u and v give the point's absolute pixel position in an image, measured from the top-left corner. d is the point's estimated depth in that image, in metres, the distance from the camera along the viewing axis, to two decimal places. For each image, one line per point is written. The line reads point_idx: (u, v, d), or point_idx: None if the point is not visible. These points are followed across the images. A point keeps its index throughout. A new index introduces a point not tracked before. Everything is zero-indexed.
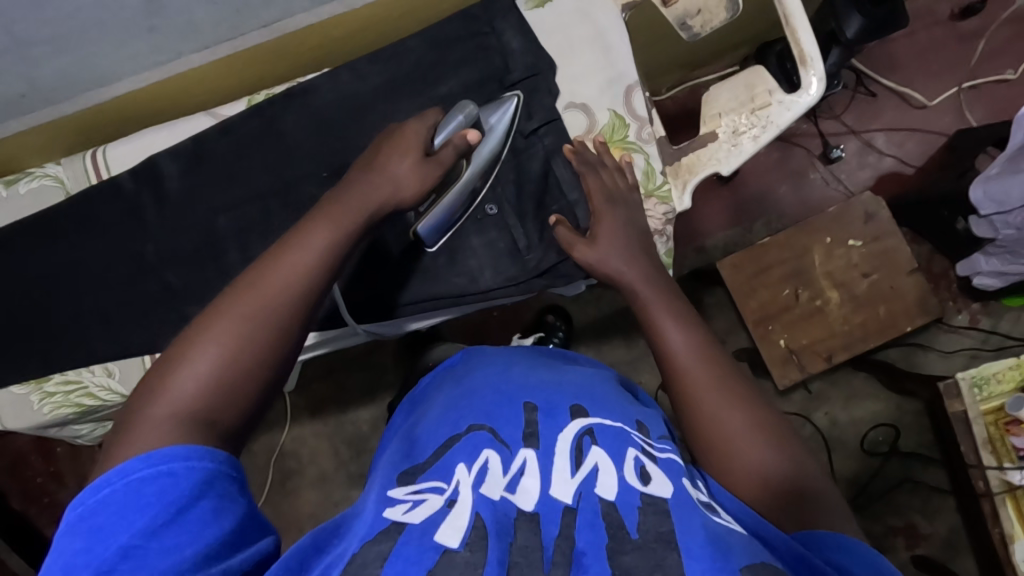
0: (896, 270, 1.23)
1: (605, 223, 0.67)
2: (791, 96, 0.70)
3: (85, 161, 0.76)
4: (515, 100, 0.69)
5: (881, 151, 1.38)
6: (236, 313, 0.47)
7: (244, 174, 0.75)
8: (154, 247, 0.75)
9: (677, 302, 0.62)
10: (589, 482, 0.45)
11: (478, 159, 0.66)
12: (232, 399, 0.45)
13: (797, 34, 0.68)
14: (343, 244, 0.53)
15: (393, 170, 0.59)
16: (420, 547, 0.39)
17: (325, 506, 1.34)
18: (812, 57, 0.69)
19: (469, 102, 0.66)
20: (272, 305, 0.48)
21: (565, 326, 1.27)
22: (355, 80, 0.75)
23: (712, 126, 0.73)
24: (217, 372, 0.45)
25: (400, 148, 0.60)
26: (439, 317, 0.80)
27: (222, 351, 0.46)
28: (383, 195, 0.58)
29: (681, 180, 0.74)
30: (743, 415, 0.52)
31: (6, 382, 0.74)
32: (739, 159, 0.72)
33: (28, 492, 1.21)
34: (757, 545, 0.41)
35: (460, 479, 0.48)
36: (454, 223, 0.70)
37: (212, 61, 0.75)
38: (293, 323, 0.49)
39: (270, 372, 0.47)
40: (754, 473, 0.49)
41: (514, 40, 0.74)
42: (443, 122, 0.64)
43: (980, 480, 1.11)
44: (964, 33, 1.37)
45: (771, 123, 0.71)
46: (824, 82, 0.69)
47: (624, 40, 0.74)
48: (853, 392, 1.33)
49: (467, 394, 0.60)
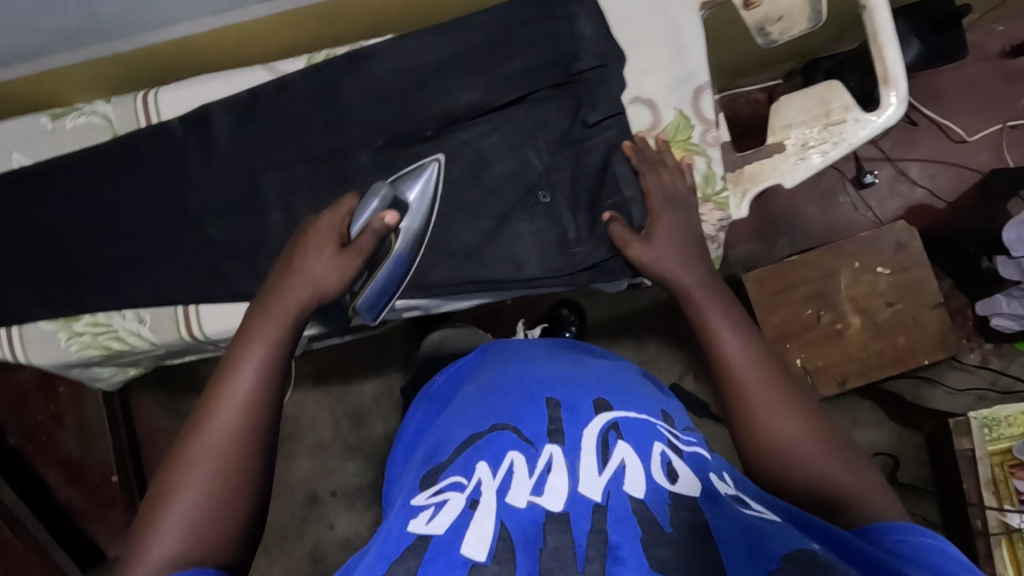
0: (921, 302, 1.22)
1: (664, 221, 0.68)
2: (869, 115, 0.69)
3: (137, 102, 0.74)
4: (436, 163, 0.71)
5: (913, 182, 1.37)
6: (196, 454, 0.49)
7: (294, 133, 0.74)
8: (197, 198, 0.74)
9: (731, 303, 0.62)
10: (617, 481, 0.46)
11: (406, 234, 0.68)
12: (219, 534, 0.47)
13: (883, 53, 0.67)
14: (276, 357, 0.56)
15: (309, 269, 0.62)
16: (448, 562, 0.42)
17: (319, 475, 1.34)
18: (895, 76, 0.67)
19: (383, 182, 0.68)
20: (226, 429, 0.51)
21: (579, 322, 1.27)
22: (417, 50, 0.74)
23: (781, 138, 0.72)
24: (194, 513, 0.47)
25: (317, 245, 0.64)
26: (471, 302, 0.78)
27: (193, 493, 0.48)
28: (304, 295, 0.61)
29: (740, 188, 0.73)
30: (796, 422, 0.52)
31: (34, 317, 0.73)
32: (804, 175, 0.71)
33: (28, 427, 1.21)
34: (792, 532, 0.42)
35: (482, 479, 0.49)
36: (396, 292, 0.71)
37: (272, 15, 0.74)
38: (255, 442, 0.51)
39: (246, 498, 0.49)
40: (809, 485, 0.50)
41: (587, 28, 0.72)
42: (358, 209, 0.67)
43: (977, 519, 1.12)
44: (1012, 72, 1.35)
45: (843, 141, 0.70)
46: (904, 105, 0.67)
47: (699, 39, 0.73)
48: (856, 418, 1.33)
49: (490, 391, 0.59)
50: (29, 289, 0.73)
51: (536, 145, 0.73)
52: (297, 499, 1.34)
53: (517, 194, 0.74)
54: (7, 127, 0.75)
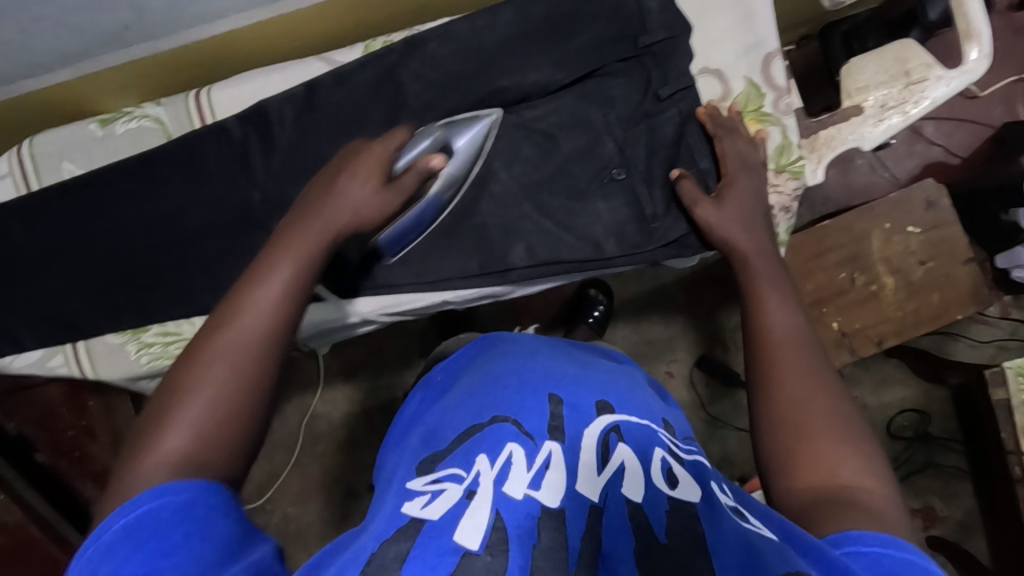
0: (951, 257, 1.18)
1: (736, 186, 0.69)
2: (952, 72, 0.74)
3: (189, 102, 0.76)
4: (491, 117, 0.73)
5: (928, 141, 1.36)
6: (215, 354, 0.48)
7: (355, 125, 0.75)
8: (260, 196, 0.75)
9: (786, 279, 0.64)
10: (615, 483, 0.44)
11: (445, 176, 0.71)
12: (226, 441, 0.46)
13: (966, 8, 0.71)
14: (305, 278, 0.55)
15: (350, 195, 0.60)
16: (439, 549, 0.38)
17: (353, 472, 1.30)
18: (978, 32, 0.72)
19: (438, 126, 0.70)
20: (248, 338, 0.50)
21: (607, 301, 1.22)
22: (477, 32, 0.75)
23: (859, 100, 0.78)
24: (207, 414, 0.46)
25: (364, 172, 0.62)
26: (544, 286, 0.80)
27: (208, 393, 0.47)
28: (343, 221, 0.59)
29: (817, 154, 0.77)
30: (822, 402, 0.53)
31: (102, 330, 0.75)
32: (883, 134, 0.76)
33: (58, 445, 1.08)
34: (787, 550, 0.39)
35: (481, 470, 0.45)
36: (419, 234, 0.74)
37: (321, 4, 0.72)
38: (272, 360, 0.50)
39: (256, 409, 0.48)
40: (820, 463, 0.49)
41: (653, 1, 0.74)
42: (409, 144, 0.68)
43: (1016, 466, 1.12)
44: (1020, 25, 1.33)
45: (925, 98, 0.75)
46: (987, 59, 0.72)
47: (766, 7, 0.75)
48: (884, 375, 1.32)
49: (490, 381, 0.55)
50: (97, 298, 0.76)
51: (608, 122, 0.75)
52: (335, 496, 1.30)
53: (592, 171, 0.75)
54: (57, 137, 0.76)
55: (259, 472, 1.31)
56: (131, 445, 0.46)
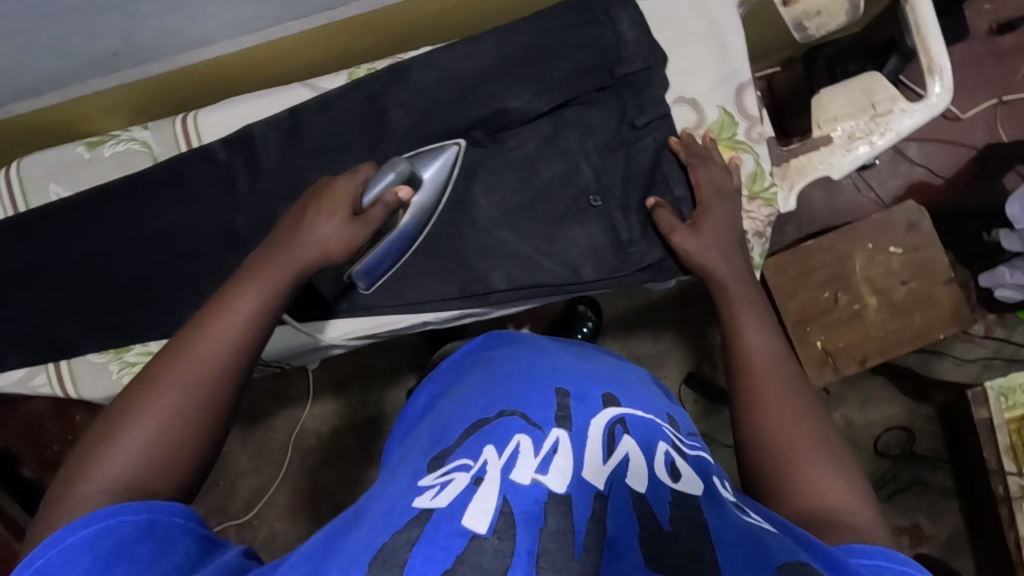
0: (933, 278, 1.19)
1: (713, 214, 0.72)
2: (915, 105, 0.76)
3: (176, 127, 0.78)
4: (456, 147, 0.75)
5: (912, 161, 1.36)
6: (166, 382, 0.49)
7: (339, 150, 0.77)
8: (244, 220, 0.76)
9: (764, 307, 0.65)
10: (620, 472, 0.43)
11: (415, 207, 0.71)
12: (168, 468, 0.46)
13: (928, 45, 0.73)
14: (268, 311, 0.55)
15: (319, 229, 0.61)
16: (448, 533, 0.38)
17: (341, 487, 1.29)
18: (941, 67, 0.74)
19: (402, 159, 0.70)
20: (201, 368, 0.50)
21: (596, 318, 1.15)
22: (460, 60, 0.77)
23: (828, 131, 0.80)
24: (152, 441, 0.46)
25: (330, 208, 0.63)
26: (525, 308, 0.81)
27: (157, 422, 0.47)
28: (312, 254, 0.60)
29: (787, 182, 0.79)
30: (804, 426, 0.53)
31: (85, 350, 0.76)
32: (850, 164, 0.78)
33: (42, 460, 1.07)
34: (789, 543, 0.39)
35: (488, 458, 0.44)
36: (393, 265, 0.74)
37: (306, 32, 0.74)
38: (224, 388, 0.50)
39: (207, 438, 0.49)
40: (805, 488, 0.49)
41: (629, 30, 0.76)
42: (373, 179, 0.68)
43: (999, 485, 1.13)
44: (1001, 49, 1.35)
45: (890, 130, 0.77)
46: (948, 93, 0.74)
47: (739, 39, 0.78)
48: (871, 393, 1.32)
49: (500, 377, 0.54)
50: (84, 317, 0.77)
51: (584, 149, 0.77)
52: (322, 512, 1.29)
53: (570, 196, 0.77)
54: (44, 160, 0.78)
55: (247, 487, 1.30)
56: (72, 463, 0.46)
